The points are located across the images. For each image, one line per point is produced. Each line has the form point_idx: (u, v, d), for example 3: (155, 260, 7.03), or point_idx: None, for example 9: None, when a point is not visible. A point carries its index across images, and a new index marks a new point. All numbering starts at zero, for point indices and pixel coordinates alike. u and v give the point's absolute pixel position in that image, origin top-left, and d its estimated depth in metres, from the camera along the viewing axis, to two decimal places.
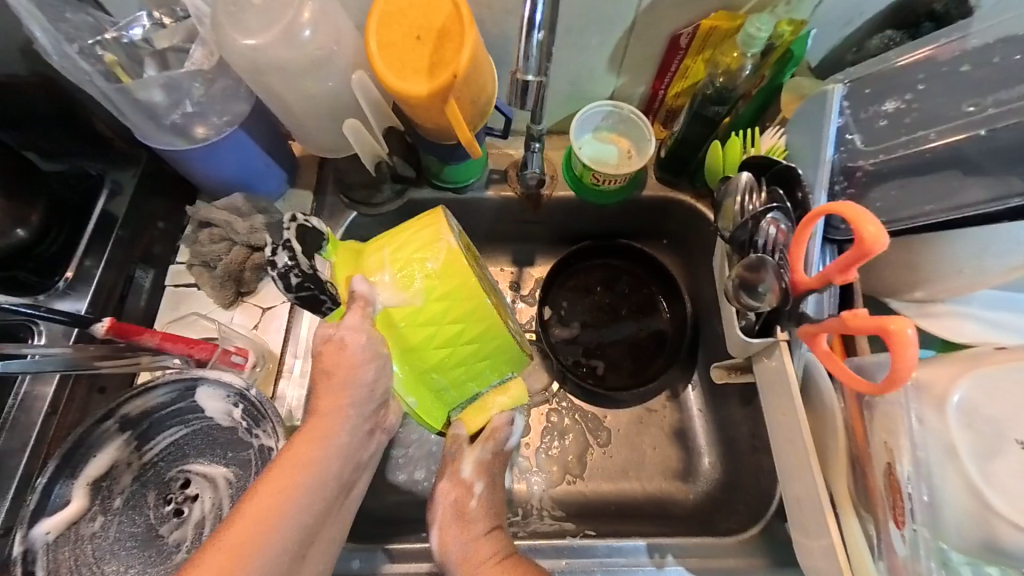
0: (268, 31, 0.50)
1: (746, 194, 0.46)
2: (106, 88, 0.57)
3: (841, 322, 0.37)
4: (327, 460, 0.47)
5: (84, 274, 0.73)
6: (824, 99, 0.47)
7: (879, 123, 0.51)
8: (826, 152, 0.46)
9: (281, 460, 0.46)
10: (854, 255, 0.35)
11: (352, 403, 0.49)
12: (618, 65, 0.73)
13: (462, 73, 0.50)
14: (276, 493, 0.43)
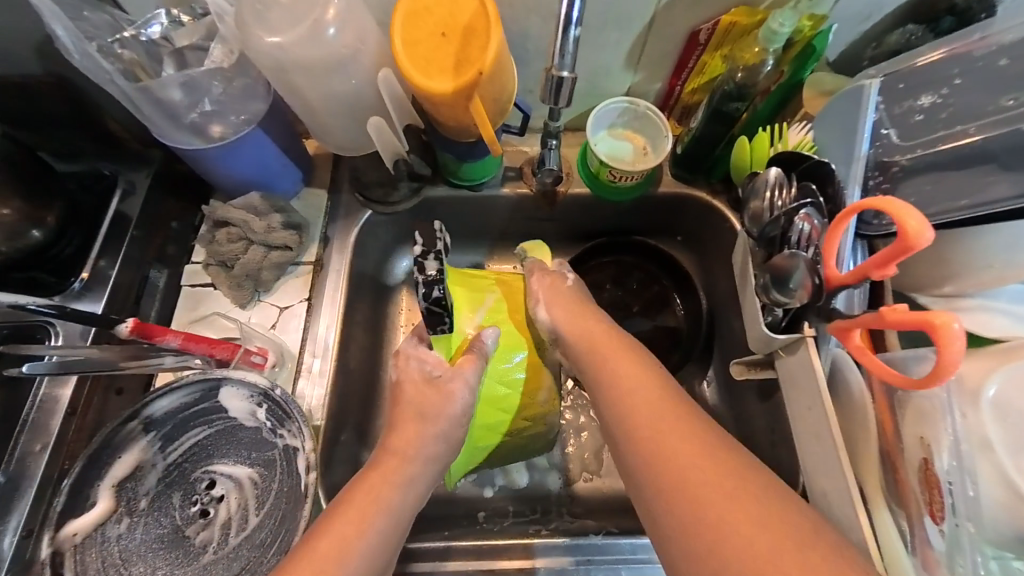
0: (292, 28, 0.49)
1: (777, 191, 0.46)
2: (126, 87, 0.56)
3: (879, 317, 0.37)
4: (400, 502, 0.50)
5: (100, 275, 0.73)
6: (860, 97, 0.47)
7: (914, 117, 0.52)
8: (860, 147, 0.46)
9: (360, 492, 0.49)
10: (895, 250, 0.35)
11: (428, 445, 0.53)
12: (635, 62, 0.73)
13: (488, 69, 0.49)
14: (356, 522, 0.46)
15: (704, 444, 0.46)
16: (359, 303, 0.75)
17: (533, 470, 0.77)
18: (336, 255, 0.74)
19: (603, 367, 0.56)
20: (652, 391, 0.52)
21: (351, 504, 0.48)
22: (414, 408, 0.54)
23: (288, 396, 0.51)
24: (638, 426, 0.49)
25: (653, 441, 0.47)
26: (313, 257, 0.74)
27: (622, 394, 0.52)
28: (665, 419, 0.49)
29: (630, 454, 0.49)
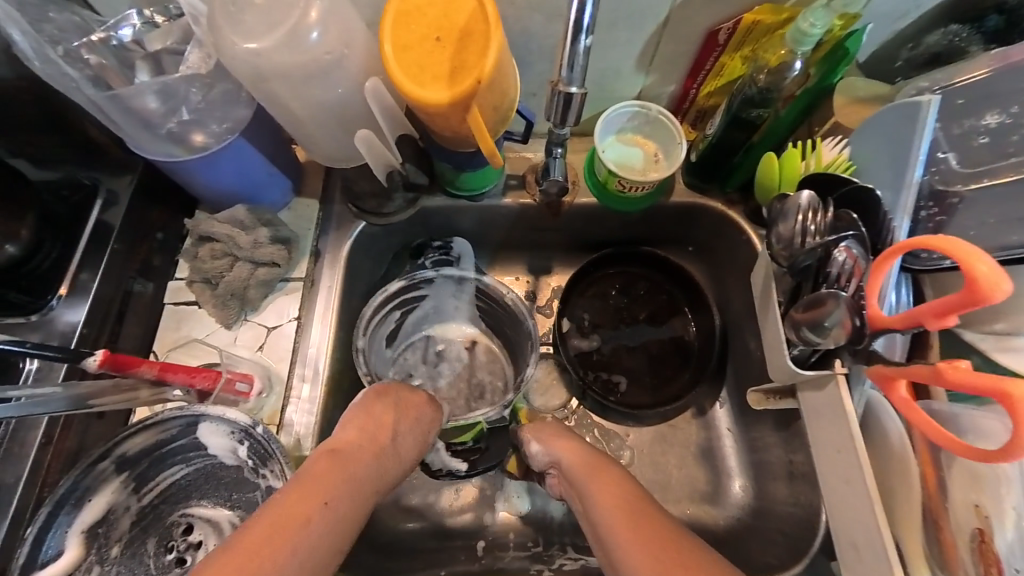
0: (272, 32, 0.44)
1: (809, 216, 0.42)
2: (96, 95, 0.52)
3: (936, 374, 0.35)
4: (354, 504, 0.43)
5: (78, 291, 0.68)
6: (914, 117, 0.42)
7: (979, 140, 0.48)
8: (913, 172, 0.42)
9: (295, 488, 0.41)
10: (957, 302, 0.32)
11: (372, 456, 0.46)
12: (648, 64, 0.67)
13: (487, 77, 0.45)
14: (307, 510, 0.40)
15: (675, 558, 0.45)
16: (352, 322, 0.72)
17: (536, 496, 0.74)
18: (327, 271, 0.70)
19: (594, 502, 0.53)
20: (624, 508, 0.51)
21: (277, 504, 0.39)
22: (380, 417, 0.50)
23: (270, 434, 0.48)
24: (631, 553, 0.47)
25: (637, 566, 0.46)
26: (303, 273, 0.69)
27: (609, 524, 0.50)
28: (637, 540, 0.48)
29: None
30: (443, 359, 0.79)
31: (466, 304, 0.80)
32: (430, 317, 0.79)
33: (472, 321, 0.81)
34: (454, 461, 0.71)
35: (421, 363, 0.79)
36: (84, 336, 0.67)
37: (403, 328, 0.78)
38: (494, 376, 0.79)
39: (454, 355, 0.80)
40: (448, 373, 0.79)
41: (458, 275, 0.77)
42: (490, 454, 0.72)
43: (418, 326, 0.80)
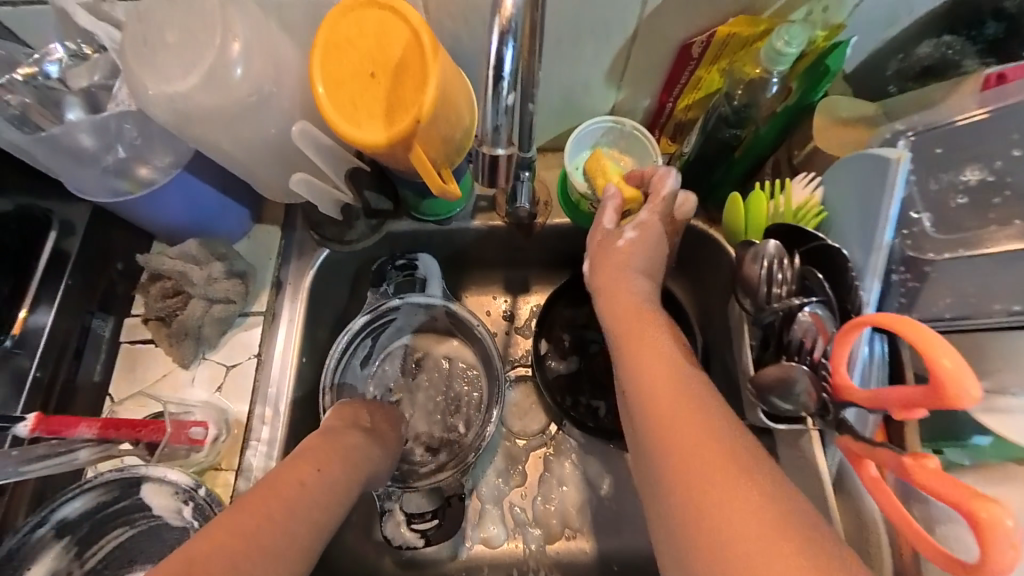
0: (192, 72, 0.41)
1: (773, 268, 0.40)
2: (19, 138, 0.49)
3: (907, 470, 0.34)
4: (345, 467, 0.48)
5: (34, 329, 0.64)
6: (884, 173, 0.42)
7: (956, 199, 0.44)
8: (882, 235, 0.43)
9: (286, 467, 0.45)
10: (923, 394, 0.31)
11: (351, 436, 0.52)
12: (620, 78, 0.63)
13: (427, 116, 0.41)
14: (306, 469, 0.45)
15: (774, 523, 0.32)
16: (317, 354, 0.69)
17: (512, 526, 0.74)
18: (288, 303, 0.67)
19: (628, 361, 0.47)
20: (710, 441, 0.37)
21: (264, 482, 0.43)
22: (357, 414, 0.57)
23: (215, 494, 0.47)
24: (695, 473, 0.36)
25: (711, 504, 0.34)
26: (263, 306, 0.67)
27: (660, 403, 0.41)
28: (723, 483, 0.35)
29: (659, 468, 0.38)
30: (422, 371, 0.80)
31: (439, 322, 0.78)
32: (398, 332, 0.78)
33: (446, 335, 0.80)
34: (413, 537, 0.66)
35: (400, 373, 0.79)
36: (39, 379, 0.63)
37: (379, 344, 0.78)
38: (470, 386, 0.79)
39: (433, 365, 0.80)
40: (426, 383, 0.79)
41: (425, 302, 0.74)
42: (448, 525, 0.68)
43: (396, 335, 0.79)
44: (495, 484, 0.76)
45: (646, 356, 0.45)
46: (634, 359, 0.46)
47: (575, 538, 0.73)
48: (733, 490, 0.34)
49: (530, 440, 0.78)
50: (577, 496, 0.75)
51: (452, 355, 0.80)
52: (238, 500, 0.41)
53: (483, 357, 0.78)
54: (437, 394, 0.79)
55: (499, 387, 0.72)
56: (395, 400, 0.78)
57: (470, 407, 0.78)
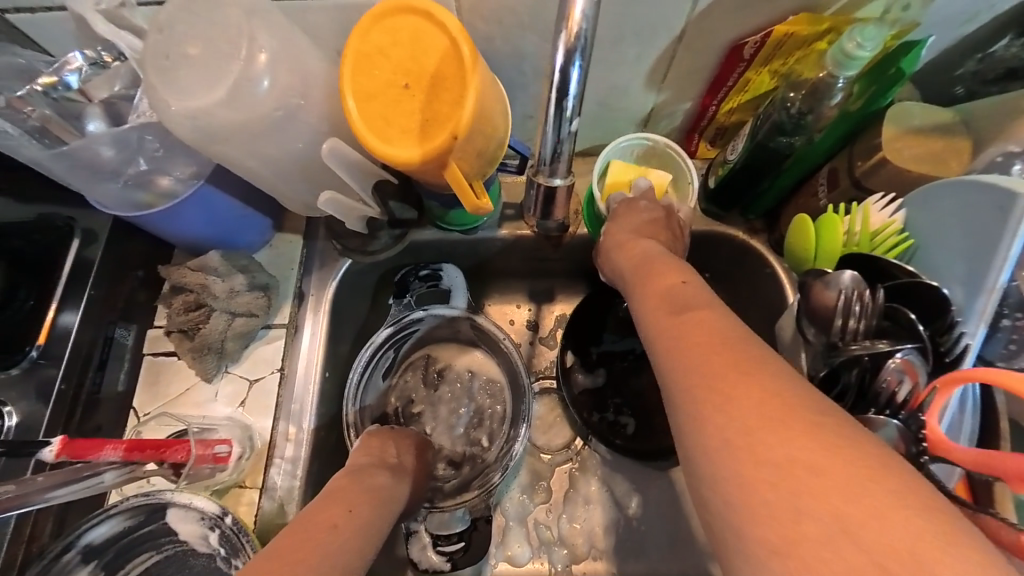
0: (216, 86, 0.39)
1: (854, 297, 0.44)
2: (39, 153, 0.48)
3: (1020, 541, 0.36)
4: (373, 511, 0.47)
5: (57, 339, 0.63)
6: (1007, 211, 0.41)
7: None
8: (997, 278, 0.42)
9: (319, 507, 0.44)
10: None
11: (378, 475, 0.52)
12: (660, 81, 0.59)
13: (464, 131, 0.38)
14: (336, 515, 0.43)
15: (793, 427, 0.31)
16: (339, 367, 0.67)
17: (536, 545, 0.71)
18: (310, 316, 0.65)
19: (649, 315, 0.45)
20: (727, 354, 0.36)
21: (297, 524, 0.42)
22: (383, 448, 0.57)
23: (241, 522, 0.45)
24: (709, 381, 0.35)
25: (722, 409, 0.33)
26: (285, 318, 0.65)
27: (675, 329, 0.41)
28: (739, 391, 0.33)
29: (672, 385, 0.38)
30: (444, 382, 0.78)
31: (463, 333, 0.76)
32: (420, 342, 0.76)
33: (469, 347, 0.78)
34: (438, 561, 0.64)
35: (422, 384, 0.77)
36: (64, 391, 0.62)
37: (401, 355, 0.75)
38: (493, 399, 0.77)
39: (455, 377, 0.78)
40: (448, 395, 0.77)
41: (449, 314, 0.71)
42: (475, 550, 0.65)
43: (418, 345, 0.77)
44: (520, 502, 0.73)
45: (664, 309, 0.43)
46: (651, 297, 0.47)
47: (603, 560, 0.71)
48: (749, 396, 0.33)
49: (555, 456, 0.76)
50: (604, 516, 0.73)
51: (475, 366, 0.78)
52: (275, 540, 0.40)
53: (507, 370, 0.75)
54: (460, 406, 0.77)
55: (525, 404, 0.70)
56: (416, 412, 0.76)
57: (492, 422, 0.76)
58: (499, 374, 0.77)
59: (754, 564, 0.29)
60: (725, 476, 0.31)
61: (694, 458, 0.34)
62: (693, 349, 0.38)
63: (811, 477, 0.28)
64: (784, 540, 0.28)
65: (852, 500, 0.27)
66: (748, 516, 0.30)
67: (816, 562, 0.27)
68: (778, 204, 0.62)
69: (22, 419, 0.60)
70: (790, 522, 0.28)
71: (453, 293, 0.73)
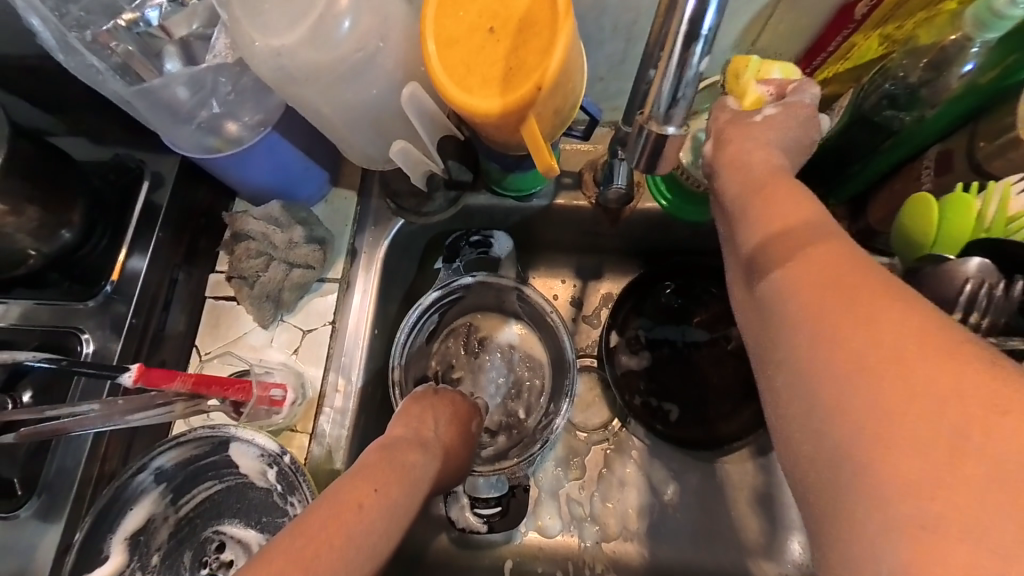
0: (298, 23, 0.38)
1: (983, 289, 0.40)
2: (122, 89, 0.49)
3: None
4: (404, 493, 0.47)
5: (129, 277, 0.66)
6: None
7: None
8: None
9: (350, 486, 0.45)
10: None
11: (415, 451, 0.52)
12: (749, 45, 0.54)
13: (549, 82, 0.35)
14: (366, 497, 0.44)
15: (941, 361, 0.27)
16: (386, 327, 0.68)
17: (567, 519, 0.71)
18: (362, 273, 0.66)
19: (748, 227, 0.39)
20: (868, 282, 0.31)
21: (325, 507, 0.43)
22: (422, 419, 0.57)
23: (297, 463, 0.47)
24: (839, 314, 0.30)
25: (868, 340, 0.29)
26: (339, 274, 0.66)
27: (786, 256, 0.35)
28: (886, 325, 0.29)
29: (780, 311, 0.34)
30: (484, 350, 0.78)
31: (508, 303, 0.75)
32: (464, 309, 0.76)
33: (512, 318, 0.78)
34: (475, 522, 0.66)
35: (463, 352, 0.77)
36: (134, 326, 0.65)
37: (445, 320, 0.75)
38: (532, 372, 0.76)
39: (495, 348, 0.78)
40: (488, 364, 0.77)
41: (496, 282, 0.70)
42: (511, 516, 0.67)
43: (461, 312, 0.77)
44: (554, 475, 0.73)
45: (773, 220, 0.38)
46: (752, 208, 0.40)
47: (634, 541, 0.70)
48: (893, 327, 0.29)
49: (592, 435, 0.75)
50: (639, 499, 0.72)
51: (515, 338, 0.78)
52: (299, 526, 0.41)
53: (551, 343, 0.74)
54: (498, 376, 0.77)
55: (569, 379, 0.68)
56: (456, 377, 0.76)
57: (529, 395, 0.76)
58: (541, 346, 0.76)
59: (885, 527, 0.26)
60: (853, 415, 0.28)
61: (809, 397, 0.31)
62: (816, 271, 0.33)
63: (958, 418, 0.26)
64: (933, 482, 0.25)
65: (1018, 443, 0.24)
66: (882, 463, 0.27)
67: (961, 514, 0.24)
68: (866, 188, 0.57)
69: (98, 349, 0.64)
70: (945, 463, 0.25)
71: (502, 261, 0.72)
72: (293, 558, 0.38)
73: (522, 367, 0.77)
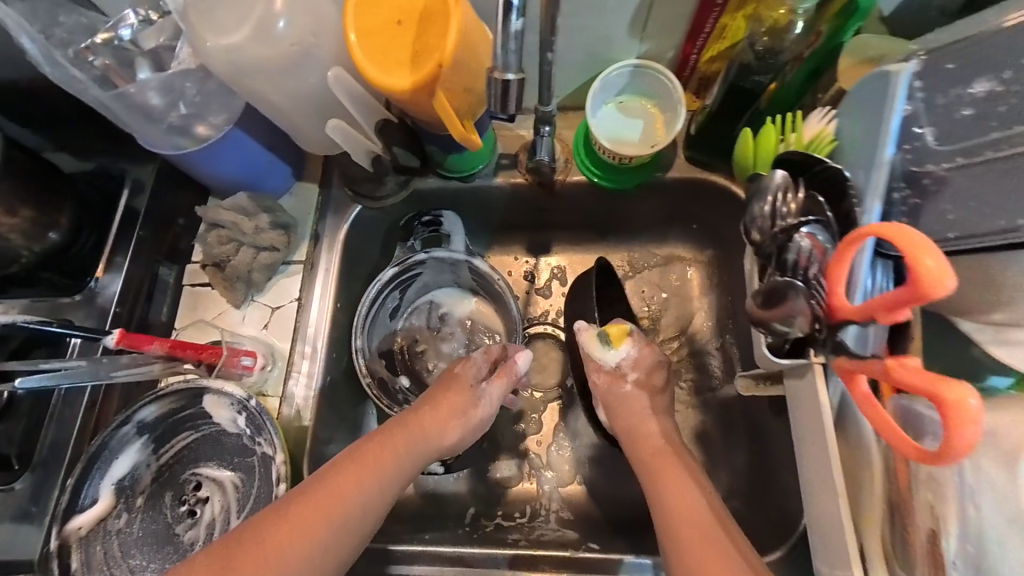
0: (244, 25, 0.47)
1: (780, 196, 0.44)
2: (100, 95, 0.57)
3: (886, 371, 0.35)
4: (390, 483, 0.51)
5: (113, 270, 0.73)
6: (885, 91, 0.44)
7: (961, 112, 0.42)
8: (884, 153, 0.43)
9: (329, 485, 0.48)
10: (906, 293, 0.33)
11: (403, 455, 0.52)
12: (642, 30, 0.64)
13: (449, 60, 0.44)
14: (352, 481, 0.49)
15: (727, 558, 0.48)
16: (350, 301, 0.75)
17: (526, 469, 0.77)
18: (325, 254, 0.73)
19: (661, 492, 0.55)
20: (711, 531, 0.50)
21: (301, 500, 0.47)
22: (428, 416, 0.55)
23: (262, 407, 0.53)
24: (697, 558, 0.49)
25: (672, 498, 0.54)
26: (304, 256, 0.73)
27: (686, 521, 0.51)
28: (675, 476, 0.56)
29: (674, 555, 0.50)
30: (446, 323, 0.85)
31: (462, 277, 0.82)
32: (425, 288, 0.84)
33: (469, 293, 0.85)
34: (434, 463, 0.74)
35: (426, 327, 0.84)
36: (119, 314, 0.72)
37: (407, 298, 0.82)
38: (491, 340, 0.83)
39: (455, 323, 0.85)
40: (449, 336, 0.84)
41: (448, 257, 0.77)
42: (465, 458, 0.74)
43: (423, 292, 0.84)
44: (514, 431, 0.79)
45: (675, 492, 0.54)
46: (666, 479, 0.55)
47: (587, 483, 0.76)
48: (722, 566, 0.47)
49: (547, 393, 0.81)
50: (590, 447, 0.77)
51: (473, 315, 0.85)
52: (275, 512, 0.46)
53: (504, 313, 0.82)
54: (459, 347, 0.84)
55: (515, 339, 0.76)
56: (421, 351, 0.83)
57: None
58: (497, 318, 0.83)
59: None
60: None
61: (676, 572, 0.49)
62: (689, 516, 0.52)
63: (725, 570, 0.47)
64: None
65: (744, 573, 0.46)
66: None
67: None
68: None
69: None
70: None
71: (453, 237, 0.78)
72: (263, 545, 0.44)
73: (482, 336, 0.84)
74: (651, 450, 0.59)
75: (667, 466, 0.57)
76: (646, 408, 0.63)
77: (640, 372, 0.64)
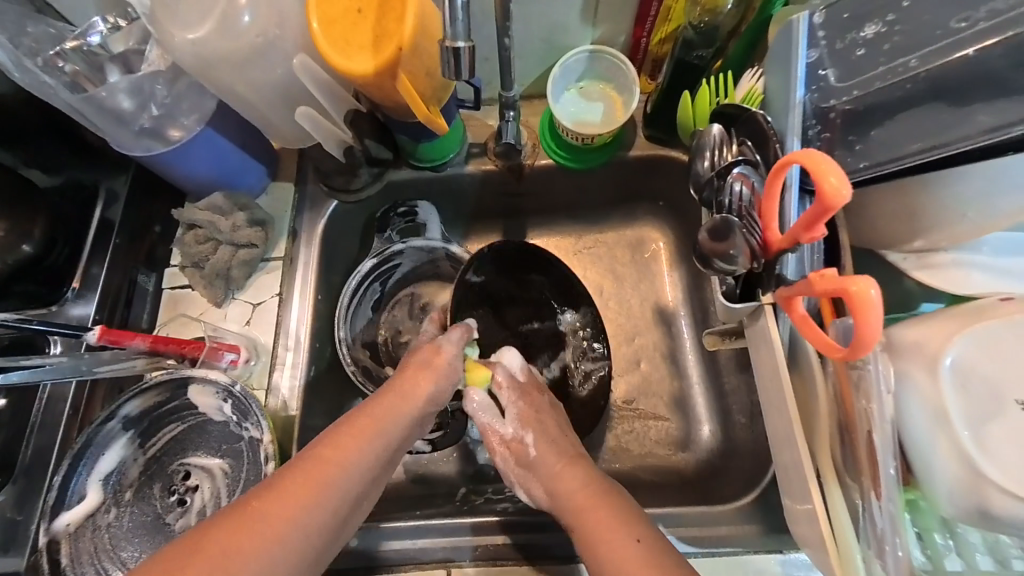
0: (207, 20, 0.50)
1: (715, 150, 0.49)
2: (70, 99, 0.58)
3: (810, 284, 0.39)
4: (375, 447, 0.51)
5: (90, 280, 0.74)
6: (791, 39, 0.48)
7: (856, 53, 0.49)
8: (795, 96, 0.48)
9: (322, 454, 0.48)
10: (818, 213, 0.38)
11: (392, 420, 0.54)
12: (593, 16, 0.68)
13: (407, 43, 0.47)
14: (343, 447, 0.49)
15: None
16: (330, 292, 0.77)
17: None
18: (303, 248, 0.74)
19: (595, 539, 0.50)
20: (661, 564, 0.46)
21: (295, 471, 0.46)
22: (408, 384, 0.57)
23: (248, 391, 0.54)
24: None
25: (607, 556, 0.48)
26: (282, 252, 0.74)
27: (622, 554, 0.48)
28: (611, 526, 0.50)
29: None
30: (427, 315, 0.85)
31: (441, 266, 0.84)
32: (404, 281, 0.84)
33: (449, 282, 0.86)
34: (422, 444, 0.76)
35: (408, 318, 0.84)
36: (98, 321, 0.73)
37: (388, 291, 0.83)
38: None
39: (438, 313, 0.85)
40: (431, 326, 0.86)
41: (426, 245, 0.79)
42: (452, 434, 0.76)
43: (404, 284, 0.85)
44: None
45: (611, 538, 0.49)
46: (589, 511, 0.52)
47: None
48: None
49: None
50: None
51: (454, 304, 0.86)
52: (267, 488, 0.45)
53: None
54: None
55: None
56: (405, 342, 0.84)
57: None
58: None
59: None
60: None
61: None
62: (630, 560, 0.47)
63: None
64: None
65: None
66: None
67: None
68: None
69: None
70: None
71: (429, 226, 0.80)
72: (258, 519, 0.43)
73: None
74: (572, 486, 0.56)
75: (596, 506, 0.53)
76: (563, 454, 0.59)
77: (534, 433, 0.60)
